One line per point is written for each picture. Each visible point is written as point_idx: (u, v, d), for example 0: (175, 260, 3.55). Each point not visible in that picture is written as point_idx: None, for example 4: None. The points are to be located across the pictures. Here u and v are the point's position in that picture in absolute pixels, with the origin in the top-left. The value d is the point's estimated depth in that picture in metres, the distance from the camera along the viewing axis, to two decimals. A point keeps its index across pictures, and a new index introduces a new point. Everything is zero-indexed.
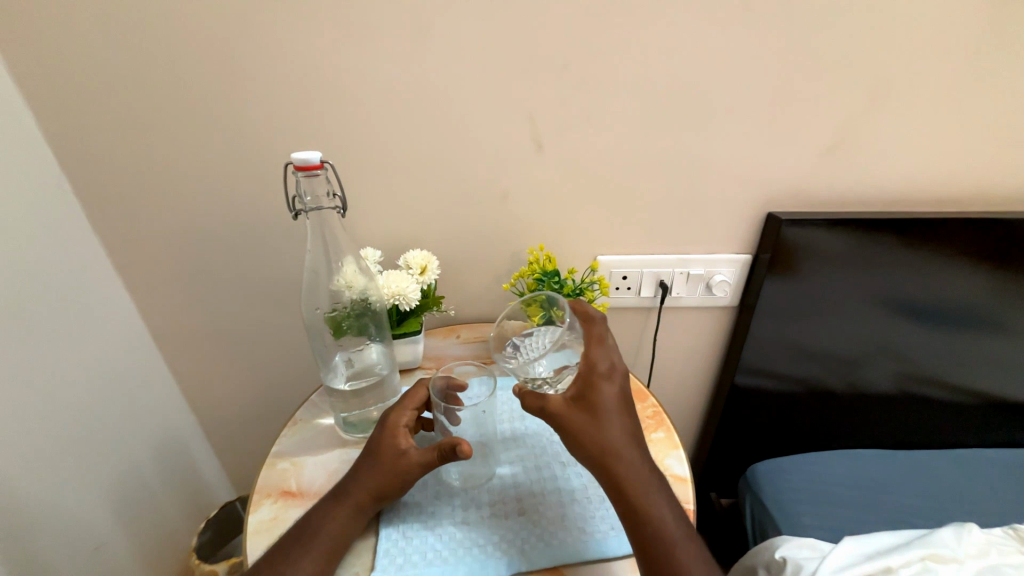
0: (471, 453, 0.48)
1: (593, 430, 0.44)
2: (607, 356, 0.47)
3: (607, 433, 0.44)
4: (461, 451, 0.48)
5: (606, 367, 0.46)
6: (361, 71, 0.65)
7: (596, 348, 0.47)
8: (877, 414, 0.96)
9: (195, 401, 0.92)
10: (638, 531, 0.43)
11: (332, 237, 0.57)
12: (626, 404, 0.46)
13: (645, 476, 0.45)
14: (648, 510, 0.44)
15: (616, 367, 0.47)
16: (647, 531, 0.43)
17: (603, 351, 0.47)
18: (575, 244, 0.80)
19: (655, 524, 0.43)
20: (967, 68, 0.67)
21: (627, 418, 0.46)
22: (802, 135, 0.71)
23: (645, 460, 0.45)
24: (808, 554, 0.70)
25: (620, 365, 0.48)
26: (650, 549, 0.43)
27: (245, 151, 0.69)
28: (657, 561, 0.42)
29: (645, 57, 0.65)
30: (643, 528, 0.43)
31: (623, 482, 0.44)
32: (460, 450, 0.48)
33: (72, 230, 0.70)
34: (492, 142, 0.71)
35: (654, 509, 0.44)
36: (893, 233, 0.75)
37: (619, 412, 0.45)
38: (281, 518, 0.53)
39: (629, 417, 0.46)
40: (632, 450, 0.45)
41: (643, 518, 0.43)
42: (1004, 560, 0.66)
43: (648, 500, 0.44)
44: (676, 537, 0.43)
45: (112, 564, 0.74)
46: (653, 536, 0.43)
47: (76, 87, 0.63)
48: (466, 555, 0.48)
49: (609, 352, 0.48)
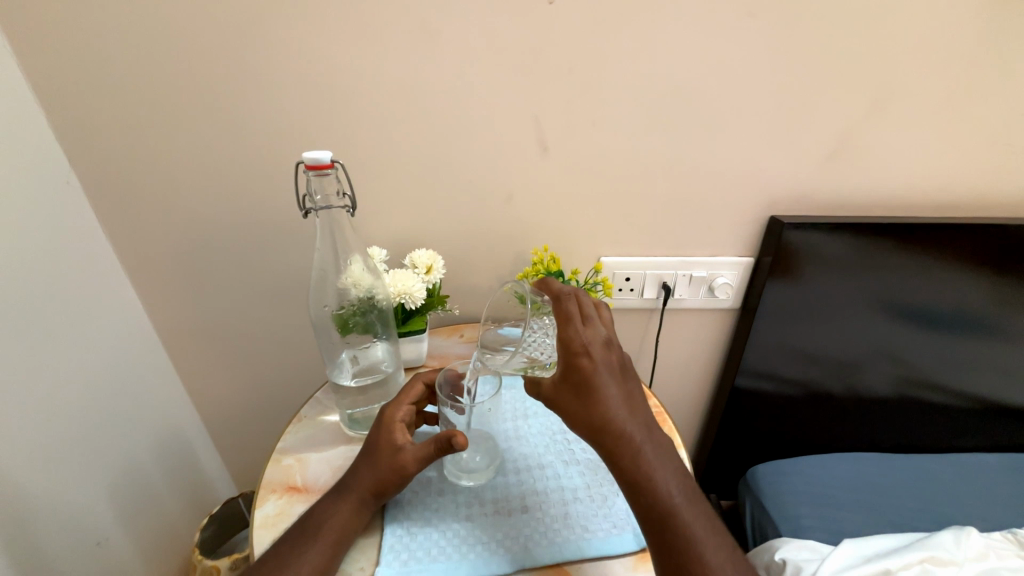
0: (467, 444, 0.50)
1: (582, 409, 0.44)
2: (583, 333, 0.44)
3: (596, 412, 0.43)
4: (455, 444, 0.49)
5: (584, 345, 0.43)
6: (370, 73, 0.66)
7: (568, 326, 0.44)
8: (877, 416, 0.96)
9: (199, 397, 0.92)
10: (642, 508, 0.42)
11: (341, 236, 0.58)
12: (614, 378, 0.44)
13: (644, 451, 0.43)
14: (651, 487, 0.42)
15: (596, 341, 0.44)
16: (650, 508, 0.42)
17: (577, 328, 0.44)
18: (578, 245, 0.80)
19: (658, 499, 0.42)
20: (965, 78, 0.68)
21: (617, 393, 0.44)
22: (804, 140, 0.72)
23: (644, 434, 0.44)
24: (808, 555, 0.71)
25: (601, 338, 0.45)
26: (655, 525, 0.42)
27: (253, 150, 0.70)
28: (664, 536, 0.41)
29: (650, 62, 0.67)
30: (646, 505, 0.42)
31: (621, 459, 0.43)
32: (456, 441, 0.49)
33: (81, 225, 0.70)
34: (499, 144, 0.72)
35: (656, 485, 0.42)
36: (893, 237, 0.76)
37: (606, 389, 0.43)
38: (287, 513, 0.53)
39: (619, 391, 0.44)
40: (627, 425, 0.43)
41: (645, 494, 0.42)
42: (1002, 563, 0.67)
43: (649, 476, 0.42)
44: (682, 509, 0.42)
45: (115, 560, 0.74)
46: (658, 512, 0.42)
47: (86, 82, 0.64)
48: (469, 552, 0.49)
49: (586, 327, 0.44)
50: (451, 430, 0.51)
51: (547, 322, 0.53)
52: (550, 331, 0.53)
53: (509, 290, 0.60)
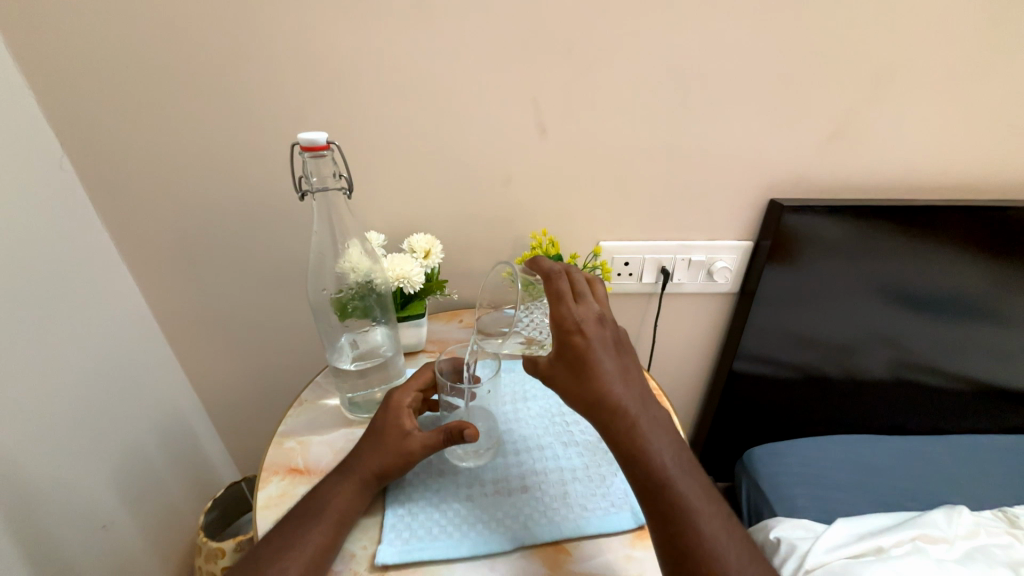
0: (477, 436, 0.52)
1: (577, 386, 0.44)
2: (575, 311, 0.44)
3: (591, 388, 0.44)
4: (465, 436, 0.51)
5: (576, 323, 0.44)
6: (364, 53, 0.65)
7: (561, 304, 0.44)
8: (872, 399, 0.97)
9: (200, 383, 0.93)
10: (639, 481, 0.43)
11: (339, 219, 0.57)
12: (608, 355, 0.44)
13: (640, 425, 0.43)
14: (646, 458, 0.42)
15: (589, 318, 0.45)
16: (645, 479, 0.42)
17: (569, 306, 0.44)
18: (577, 229, 0.80)
19: (654, 471, 0.42)
20: (970, 59, 0.67)
21: (612, 368, 0.44)
22: (806, 122, 0.72)
23: (639, 408, 0.44)
24: (802, 534, 0.72)
25: (595, 315, 0.45)
26: (651, 496, 0.42)
27: (248, 133, 0.69)
28: (661, 507, 0.41)
29: (650, 41, 0.65)
30: (641, 477, 0.42)
31: (617, 433, 0.43)
32: (467, 433, 0.50)
33: (76, 210, 0.70)
34: (497, 127, 0.71)
35: (651, 457, 0.42)
36: (892, 220, 0.76)
37: (600, 365, 0.43)
38: (289, 494, 0.54)
39: (613, 366, 0.44)
40: (622, 399, 0.44)
41: (640, 466, 0.42)
42: (992, 540, 0.68)
43: (644, 448, 0.43)
44: (678, 481, 0.42)
45: (122, 543, 0.75)
46: (652, 483, 0.42)
47: (74, 62, 0.63)
48: (469, 531, 0.49)
49: (579, 305, 0.45)
50: (462, 422, 0.52)
51: (538, 301, 0.55)
52: (541, 309, 0.56)
53: (499, 269, 0.61)
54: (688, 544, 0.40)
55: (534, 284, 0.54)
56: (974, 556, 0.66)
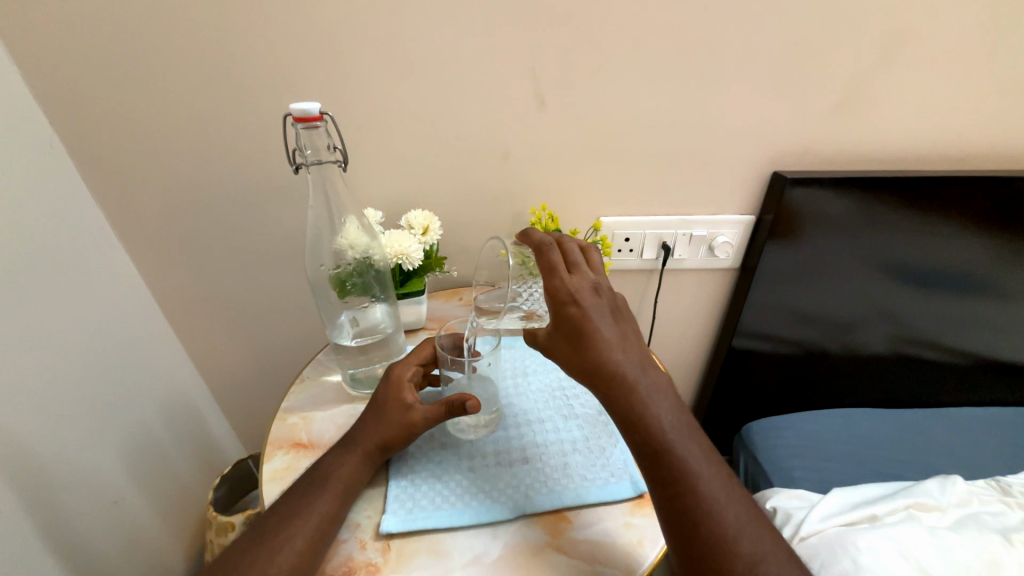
0: (479, 408, 0.52)
1: (576, 356, 0.45)
2: (570, 282, 0.44)
3: (589, 357, 0.44)
4: (466, 408, 0.51)
5: (571, 294, 0.43)
6: (356, 21, 0.63)
7: (553, 277, 0.44)
8: (870, 374, 0.98)
9: (204, 364, 0.94)
10: (638, 446, 0.43)
11: (335, 194, 0.56)
12: (605, 323, 0.44)
13: (638, 392, 0.43)
14: (645, 425, 0.43)
15: (583, 289, 0.44)
16: (645, 445, 0.43)
17: (562, 278, 0.44)
18: (577, 205, 0.79)
19: (653, 436, 0.42)
20: (986, 21, 0.64)
21: (610, 336, 0.44)
22: (813, 90, 0.69)
23: (638, 375, 0.44)
24: (798, 503, 0.74)
25: (590, 285, 0.45)
26: (652, 460, 0.42)
27: (240, 107, 0.67)
28: (661, 471, 0.42)
29: (654, 8, 0.63)
30: (641, 442, 0.43)
31: (616, 401, 0.44)
32: (469, 405, 0.51)
33: (69, 189, 0.68)
34: (495, 99, 0.69)
35: (650, 423, 0.43)
36: (896, 192, 0.74)
37: (597, 334, 0.43)
38: (294, 467, 0.55)
39: (611, 334, 0.44)
40: (621, 367, 0.44)
41: (640, 432, 0.43)
42: (984, 508, 0.70)
43: (644, 414, 0.43)
44: (677, 445, 0.42)
45: (134, 517, 0.77)
46: (653, 448, 0.42)
47: (57, 33, 0.60)
48: (471, 500, 0.50)
49: (573, 276, 0.45)
50: (463, 395, 0.53)
51: (533, 275, 0.55)
52: (539, 282, 0.55)
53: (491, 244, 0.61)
54: (688, 505, 0.40)
55: (528, 258, 0.54)
56: (966, 523, 0.68)
